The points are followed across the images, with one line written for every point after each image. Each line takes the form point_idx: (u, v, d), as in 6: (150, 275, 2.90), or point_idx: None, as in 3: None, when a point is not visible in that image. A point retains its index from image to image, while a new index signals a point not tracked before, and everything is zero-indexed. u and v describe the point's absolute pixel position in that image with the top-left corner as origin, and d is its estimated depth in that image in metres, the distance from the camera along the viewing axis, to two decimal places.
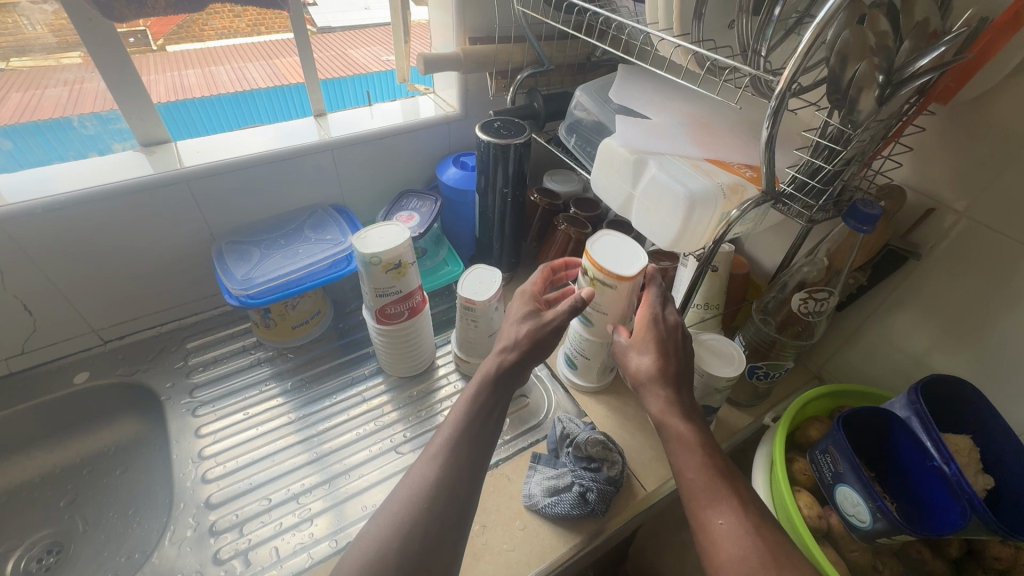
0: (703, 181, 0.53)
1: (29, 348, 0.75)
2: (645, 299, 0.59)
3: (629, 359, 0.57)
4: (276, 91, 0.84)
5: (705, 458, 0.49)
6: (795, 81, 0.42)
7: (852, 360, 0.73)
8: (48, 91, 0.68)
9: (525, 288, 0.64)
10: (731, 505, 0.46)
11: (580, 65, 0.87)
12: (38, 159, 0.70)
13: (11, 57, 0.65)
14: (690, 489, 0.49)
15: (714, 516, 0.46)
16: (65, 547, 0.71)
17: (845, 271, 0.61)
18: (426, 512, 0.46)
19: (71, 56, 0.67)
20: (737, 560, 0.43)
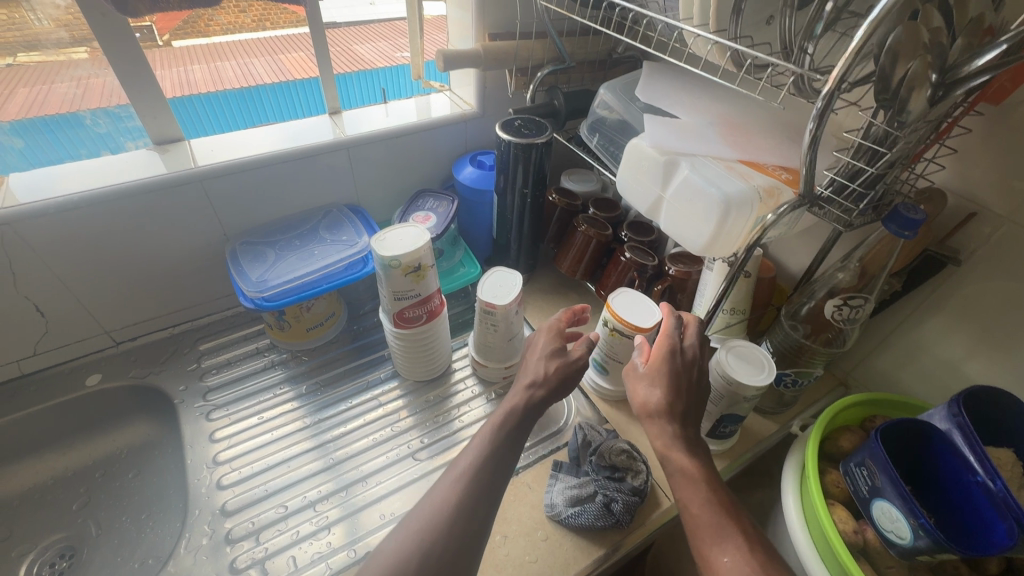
0: (738, 184, 0.51)
1: (42, 349, 0.73)
2: (665, 329, 0.58)
3: (639, 389, 0.55)
4: (282, 86, 0.82)
5: (709, 492, 0.49)
6: (845, 81, 0.39)
7: (881, 367, 0.71)
8: (56, 86, 0.67)
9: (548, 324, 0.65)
10: (736, 544, 0.45)
11: (601, 62, 0.85)
12: (49, 159, 0.69)
13: (18, 53, 0.64)
14: (694, 524, 0.47)
15: (718, 552, 0.45)
16: (77, 551, 0.70)
17: (882, 276, 0.58)
18: (448, 527, 0.45)
19: (77, 51, 0.66)
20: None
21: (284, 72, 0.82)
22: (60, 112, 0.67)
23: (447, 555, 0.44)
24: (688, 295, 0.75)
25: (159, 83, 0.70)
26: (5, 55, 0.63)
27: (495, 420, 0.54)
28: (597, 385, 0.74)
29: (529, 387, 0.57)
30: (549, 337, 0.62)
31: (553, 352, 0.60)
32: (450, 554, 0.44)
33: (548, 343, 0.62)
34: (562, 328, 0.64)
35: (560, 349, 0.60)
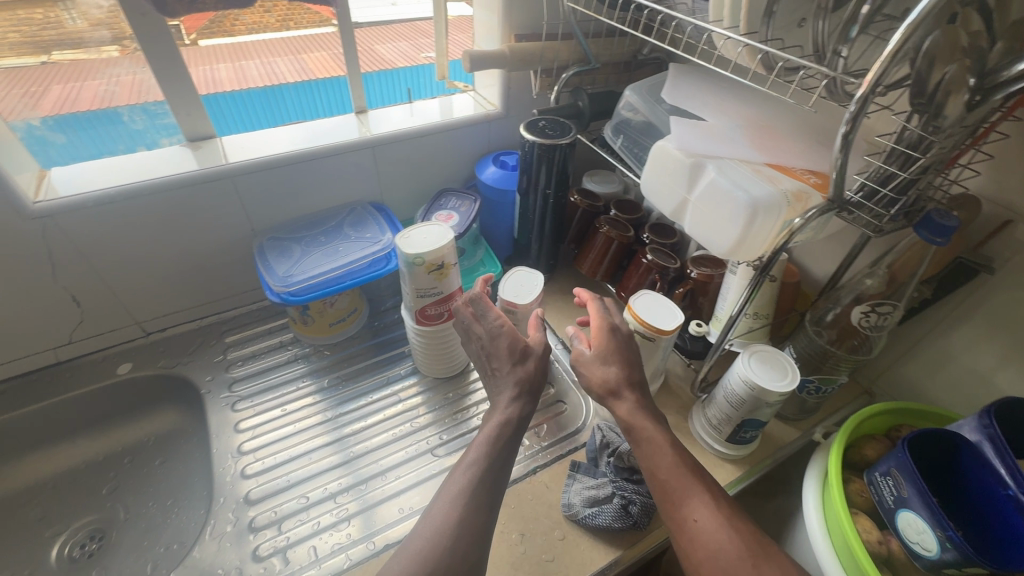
0: (766, 187, 0.50)
1: (76, 338, 0.76)
2: (596, 311, 0.62)
3: (593, 369, 0.59)
4: (304, 84, 0.84)
5: (673, 456, 0.53)
6: (880, 84, 0.39)
7: (907, 376, 0.70)
8: (92, 83, 0.69)
9: (490, 324, 0.61)
10: (703, 501, 0.49)
11: (626, 63, 0.85)
12: (82, 155, 0.71)
13: (52, 50, 0.66)
14: (663, 487, 0.51)
15: (688, 513, 0.49)
16: (106, 534, 0.72)
17: (912, 283, 0.57)
18: (463, 523, 0.47)
19: (110, 50, 0.68)
20: (715, 553, 0.47)
21: (307, 71, 0.83)
22: (96, 108, 0.70)
23: (460, 549, 0.45)
24: (710, 298, 0.75)
25: (192, 78, 0.72)
26: (40, 52, 0.65)
27: (505, 418, 0.55)
28: None
29: (515, 399, 0.56)
30: (504, 343, 0.59)
31: (516, 358, 0.59)
32: (463, 546, 0.45)
33: (506, 347, 0.59)
34: (509, 326, 0.60)
35: (521, 349, 0.59)
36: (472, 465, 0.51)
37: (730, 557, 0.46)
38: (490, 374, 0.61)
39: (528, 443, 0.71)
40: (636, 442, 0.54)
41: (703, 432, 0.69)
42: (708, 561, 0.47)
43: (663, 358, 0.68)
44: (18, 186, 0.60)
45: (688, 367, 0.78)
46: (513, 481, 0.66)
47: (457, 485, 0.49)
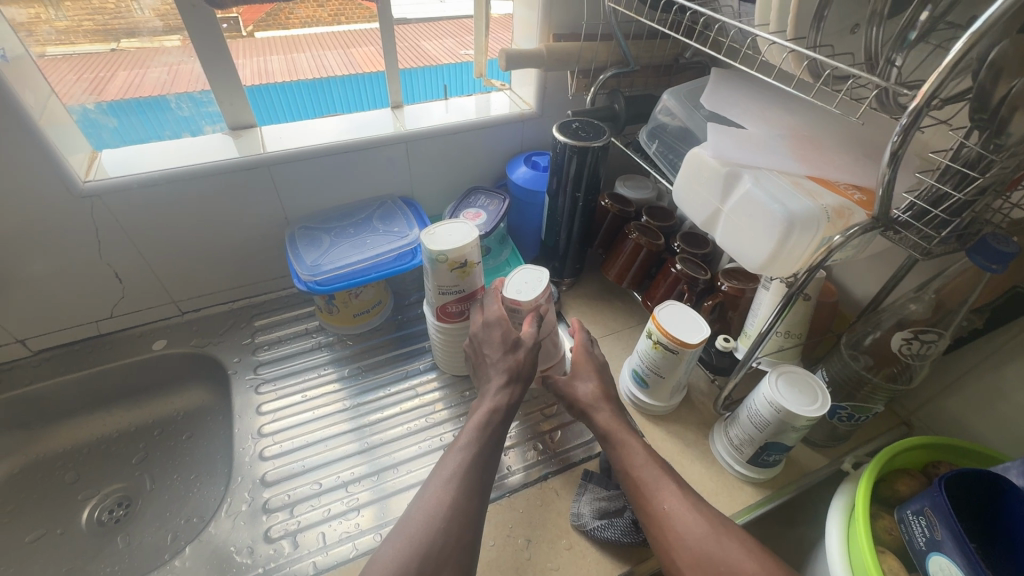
0: (804, 202, 0.48)
1: (117, 313, 0.80)
2: (578, 338, 0.69)
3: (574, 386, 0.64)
4: (352, 78, 0.87)
5: (646, 455, 0.56)
6: (937, 97, 0.36)
7: (950, 410, 0.65)
8: (149, 72, 0.73)
9: (489, 314, 0.63)
10: (671, 490, 0.53)
11: (667, 66, 0.82)
12: (138, 137, 0.75)
13: (121, 39, 0.71)
14: (635, 477, 0.55)
15: (658, 502, 0.52)
16: (133, 501, 0.75)
17: (961, 311, 0.54)
18: (460, 525, 0.47)
19: (171, 39, 0.71)
20: (686, 536, 0.49)
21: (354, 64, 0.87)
22: (149, 96, 0.73)
23: (458, 546, 0.46)
24: (740, 313, 0.72)
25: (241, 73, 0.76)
26: (110, 40, 0.70)
27: (492, 406, 0.57)
28: (640, 401, 0.72)
29: (503, 387, 0.58)
30: (496, 332, 0.62)
31: (507, 348, 0.61)
32: (461, 546, 0.45)
33: (498, 336, 0.62)
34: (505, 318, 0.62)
35: (512, 340, 0.61)
36: (470, 443, 0.53)
37: (697, 536, 0.49)
38: (481, 362, 0.63)
39: (541, 448, 0.70)
40: (612, 445, 0.59)
41: (723, 451, 0.66)
42: (681, 544, 0.49)
43: (686, 371, 0.66)
44: (70, 166, 0.64)
45: (712, 383, 0.76)
46: (523, 484, 0.65)
47: (449, 467, 0.51)
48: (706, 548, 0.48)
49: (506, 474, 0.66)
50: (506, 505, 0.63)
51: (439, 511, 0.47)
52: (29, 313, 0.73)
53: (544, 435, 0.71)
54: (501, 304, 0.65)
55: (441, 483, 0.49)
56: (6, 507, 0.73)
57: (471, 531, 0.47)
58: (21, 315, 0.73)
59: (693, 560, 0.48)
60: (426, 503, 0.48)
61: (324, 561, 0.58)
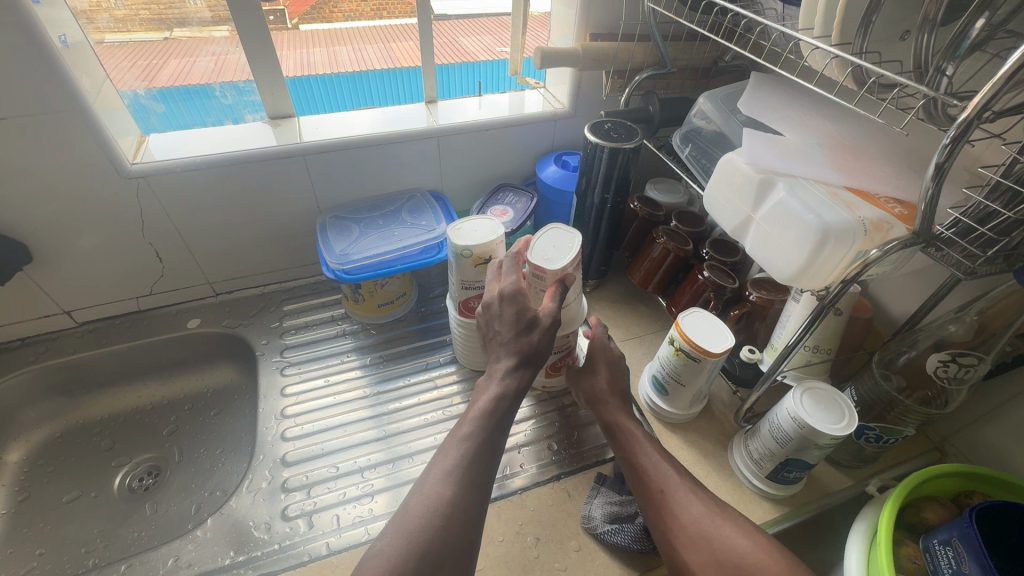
0: (841, 213, 0.46)
1: (156, 290, 0.83)
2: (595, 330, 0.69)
3: (583, 379, 0.66)
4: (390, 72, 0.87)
5: (645, 441, 0.58)
6: (989, 109, 0.35)
7: (987, 439, 0.62)
8: (198, 61, 0.75)
9: (503, 287, 0.59)
10: (671, 472, 0.55)
11: (705, 69, 0.80)
12: (185, 123, 0.78)
13: (174, 28, 0.74)
14: (635, 462, 0.57)
15: (656, 484, 0.54)
16: (161, 471, 0.79)
17: (1004, 335, 0.51)
18: (465, 520, 0.47)
19: (219, 29, 0.73)
20: (682, 518, 0.51)
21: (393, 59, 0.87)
22: (198, 83, 0.76)
23: (463, 537, 0.46)
24: (767, 324, 0.70)
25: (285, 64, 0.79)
26: (164, 29, 0.74)
27: (505, 400, 0.56)
28: (656, 406, 0.71)
29: (517, 379, 0.58)
30: (510, 310, 0.57)
31: (522, 327, 0.58)
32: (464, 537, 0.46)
33: (512, 314, 0.58)
34: (523, 293, 0.58)
35: (527, 320, 0.57)
36: (482, 438, 0.53)
37: (694, 516, 0.50)
38: (491, 338, 0.60)
39: (556, 448, 0.70)
40: (612, 432, 0.60)
41: (740, 464, 0.65)
42: (678, 524, 0.51)
43: (707, 381, 0.65)
44: (120, 150, 0.67)
45: (734, 395, 0.74)
46: (535, 483, 0.65)
47: (453, 457, 0.51)
48: (703, 529, 0.49)
49: (520, 470, 0.67)
50: (517, 503, 0.63)
51: (441, 501, 0.48)
52: (75, 286, 0.77)
53: (559, 434, 0.71)
54: (520, 276, 0.60)
55: (448, 474, 0.50)
56: (47, 468, 0.77)
57: (476, 523, 0.48)
58: (68, 288, 0.77)
59: (689, 540, 0.50)
60: (429, 487, 0.49)
61: (336, 542, 0.59)
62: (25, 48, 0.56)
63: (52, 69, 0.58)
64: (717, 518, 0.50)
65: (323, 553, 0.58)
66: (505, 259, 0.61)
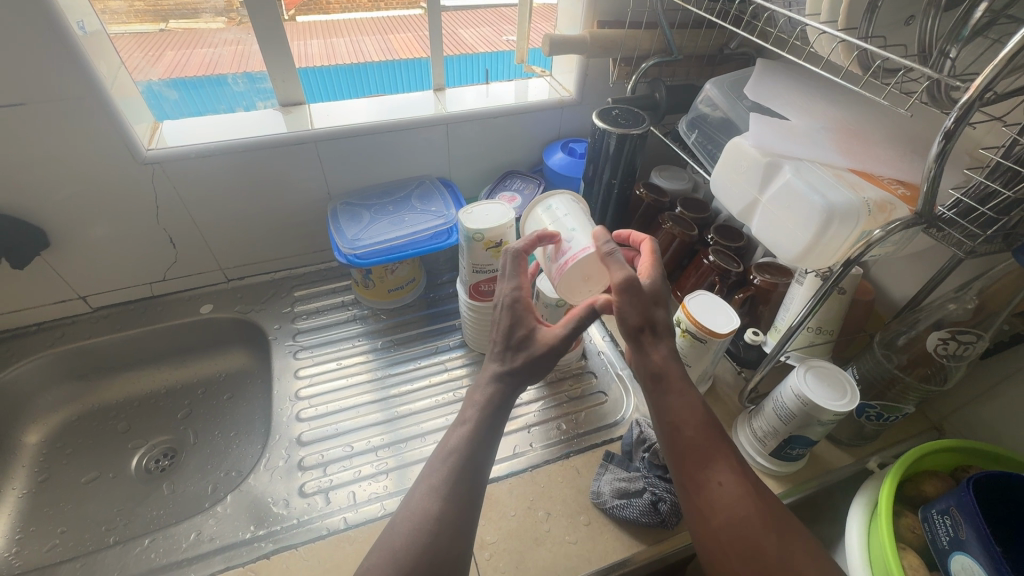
0: (846, 194, 0.48)
1: (169, 276, 0.84)
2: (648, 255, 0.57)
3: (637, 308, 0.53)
4: (386, 64, 0.92)
5: (703, 421, 0.54)
6: (990, 91, 0.36)
7: (984, 417, 0.64)
8: (196, 51, 0.79)
9: (506, 293, 0.55)
10: (729, 467, 0.51)
11: (710, 56, 0.81)
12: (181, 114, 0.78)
13: (168, 20, 0.78)
14: (687, 446, 0.53)
15: (713, 476, 0.51)
16: (177, 453, 0.80)
17: (1004, 313, 0.53)
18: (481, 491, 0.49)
19: (218, 21, 0.79)
20: (738, 519, 0.48)
21: (389, 52, 0.96)
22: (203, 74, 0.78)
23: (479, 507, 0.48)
24: (771, 307, 0.72)
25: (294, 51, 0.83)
26: (159, 21, 0.77)
27: None
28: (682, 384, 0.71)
29: None
30: (505, 318, 0.55)
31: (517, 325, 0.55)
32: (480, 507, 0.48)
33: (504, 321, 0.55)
34: (528, 300, 0.56)
35: (520, 334, 0.54)
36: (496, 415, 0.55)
37: (753, 522, 0.48)
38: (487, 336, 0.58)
39: (564, 428, 0.72)
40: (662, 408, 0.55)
41: (746, 442, 0.66)
42: (730, 526, 0.49)
43: (713, 361, 0.66)
44: (136, 135, 0.68)
45: (739, 375, 0.75)
46: (545, 461, 0.67)
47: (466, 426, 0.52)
48: (758, 537, 0.47)
49: (529, 449, 0.69)
50: (528, 480, 0.65)
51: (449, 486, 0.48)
52: (91, 271, 0.78)
53: (567, 415, 0.73)
54: (522, 281, 0.56)
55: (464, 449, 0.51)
56: (65, 450, 0.79)
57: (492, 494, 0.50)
58: (84, 274, 0.78)
59: (740, 543, 0.48)
60: (442, 468, 0.49)
61: (353, 517, 0.61)
62: (43, 33, 0.57)
63: (70, 55, 0.59)
64: (773, 527, 0.48)
65: (342, 527, 0.60)
66: (507, 259, 0.56)
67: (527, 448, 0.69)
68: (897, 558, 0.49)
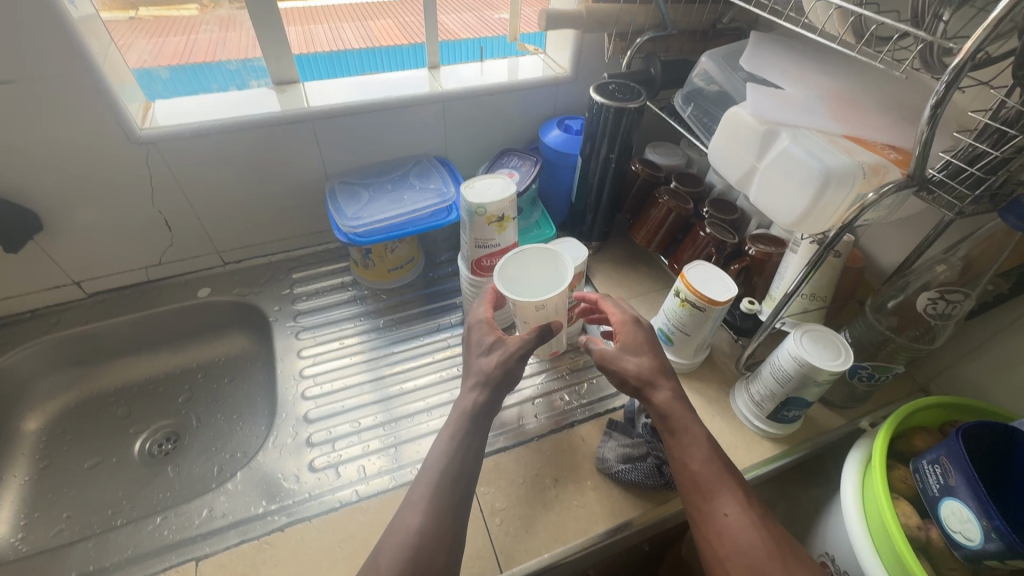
0: (841, 157, 0.49)
1: (165, 260, 0.83)
2: (610, 308, 0.64)
3: (624, 361, 0.58)
4: (368, 52, 0.87)
5: (708, 451, 0.54)
6: (981, 53, 0.38)
7: (968, 375, 0.67)
8: (166, 40, 0.79)
9: (476, 317, 0.62)
10: (735, 497, 0.51)
11: (703, 32, 0.83)
12: (156, 91, 0.75)
13: (138, 7, 0.76)
14: (693, 480, 0.53)
15: (719, 507, 0.51)
16: (180, 438, 0.80)
17: (989, 274, 0.55)
18: None
19: (189, 10, 0.79)
20: (745, 551, 0.48)
21: (371, 38, 0.89)
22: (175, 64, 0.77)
23: None
24: (765, 277, 0.74)
25: (294, 40, 0.84)
26: (127, 9, 0.75)
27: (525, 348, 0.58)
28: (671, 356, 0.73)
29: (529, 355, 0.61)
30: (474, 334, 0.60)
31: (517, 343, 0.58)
32: None
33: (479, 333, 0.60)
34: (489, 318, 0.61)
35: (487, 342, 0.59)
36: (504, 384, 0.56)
37: (759, 554, 0.48)
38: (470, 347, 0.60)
39: (567, 399, 0.73)
40: (666, 422, 0.55)
41: (744, 406, 0.69)
42: (738, 557, 0.48)
43: (712, 328, 0.68)
44: (129, 113, 0.67)
45: (735, 344, 0.78)
46: (549, 430, 0.69)
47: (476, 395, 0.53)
48: (763, 568, 0.47)
49: (533, 420, 0.70)
50: (535, 448, 0.66)
51: None
52: (84, 256, 0.77)
53: (569, 386, 0.75)
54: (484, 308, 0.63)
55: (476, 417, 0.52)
56: (66, 437, 0.78)
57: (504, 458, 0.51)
58: (79, 258, 0.77)
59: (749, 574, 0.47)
60: None
61: (364, 490, 0.62)
62: (35, 6, 0.56)
63: (62, 32, 0.58)
64: (780, 558, 0.47)
65: (353, 500, 0.61)
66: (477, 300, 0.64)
67: (529, 417, 0.70)
68: (892, 510, 0.51)
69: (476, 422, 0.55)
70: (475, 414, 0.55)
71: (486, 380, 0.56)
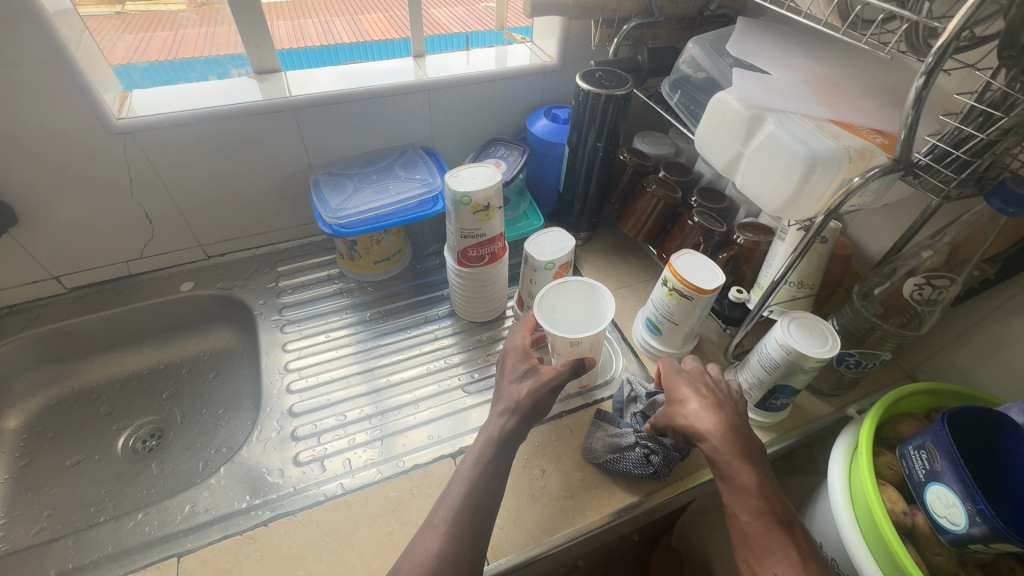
0: (827, 142, 0.49)
1: (145, 253, 0.82)
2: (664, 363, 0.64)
3: (678, 412, 0.57)
4: (359, 44, 0.87)
5: (760, 504, 0.49)
6: (965, 32, 0.37)
7: (954, 361, 0.67)
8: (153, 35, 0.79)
9: (513, 343, 0.63)
10: (784, 556, 0.46)
11: (691, 19, 0.82)
12: (134, 80, 0.73)
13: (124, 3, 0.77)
14: (742, 532, 0.49)
15: (766, 566, 0.46)
16: (164, 434, 0.79)
17: (974, 260, 0.55)
18: None
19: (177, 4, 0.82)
20: None
21: (361, 32, 0.90)
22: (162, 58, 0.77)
23: None
24: (753, 266, 0.73)
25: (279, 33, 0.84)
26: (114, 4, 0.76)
27: None
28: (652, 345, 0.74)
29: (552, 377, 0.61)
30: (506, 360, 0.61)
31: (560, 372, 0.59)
32: None
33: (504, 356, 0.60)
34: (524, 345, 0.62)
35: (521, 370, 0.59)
36: None
37: None
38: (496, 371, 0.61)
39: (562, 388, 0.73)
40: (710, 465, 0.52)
41: None
42: None
43: (701, 317, 0.68)
44: (105, 103, 0.65)
45: (724, 333, 0.77)
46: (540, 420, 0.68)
47: None
48: None
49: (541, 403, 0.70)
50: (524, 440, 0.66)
51: None
52: (63, 250, 0.76)
53: None
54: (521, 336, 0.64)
55: None
56: (46, 434, 0.77)
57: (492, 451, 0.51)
58: (57, 253, 0.76)
59: None
60: None
61: (349, 483, 0.61)
62: None
63: (32, 19, 0.56)
64: None
65: (338, 493, 0.60)
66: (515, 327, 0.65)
67: None
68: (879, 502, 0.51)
69: (496, 437, 0.55)
70: (505, 437, 0.55)
71: (516, 408, 0.56)
